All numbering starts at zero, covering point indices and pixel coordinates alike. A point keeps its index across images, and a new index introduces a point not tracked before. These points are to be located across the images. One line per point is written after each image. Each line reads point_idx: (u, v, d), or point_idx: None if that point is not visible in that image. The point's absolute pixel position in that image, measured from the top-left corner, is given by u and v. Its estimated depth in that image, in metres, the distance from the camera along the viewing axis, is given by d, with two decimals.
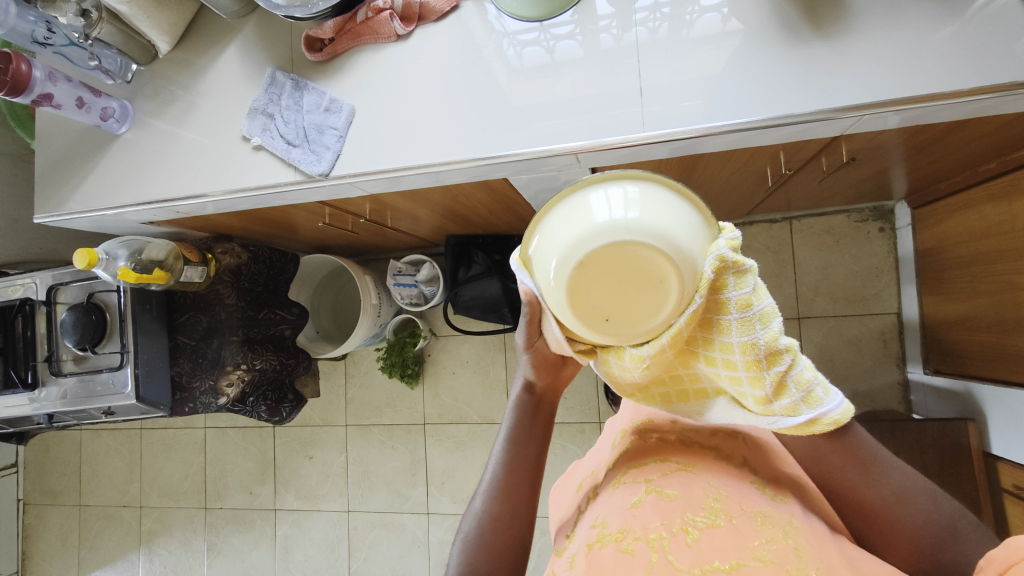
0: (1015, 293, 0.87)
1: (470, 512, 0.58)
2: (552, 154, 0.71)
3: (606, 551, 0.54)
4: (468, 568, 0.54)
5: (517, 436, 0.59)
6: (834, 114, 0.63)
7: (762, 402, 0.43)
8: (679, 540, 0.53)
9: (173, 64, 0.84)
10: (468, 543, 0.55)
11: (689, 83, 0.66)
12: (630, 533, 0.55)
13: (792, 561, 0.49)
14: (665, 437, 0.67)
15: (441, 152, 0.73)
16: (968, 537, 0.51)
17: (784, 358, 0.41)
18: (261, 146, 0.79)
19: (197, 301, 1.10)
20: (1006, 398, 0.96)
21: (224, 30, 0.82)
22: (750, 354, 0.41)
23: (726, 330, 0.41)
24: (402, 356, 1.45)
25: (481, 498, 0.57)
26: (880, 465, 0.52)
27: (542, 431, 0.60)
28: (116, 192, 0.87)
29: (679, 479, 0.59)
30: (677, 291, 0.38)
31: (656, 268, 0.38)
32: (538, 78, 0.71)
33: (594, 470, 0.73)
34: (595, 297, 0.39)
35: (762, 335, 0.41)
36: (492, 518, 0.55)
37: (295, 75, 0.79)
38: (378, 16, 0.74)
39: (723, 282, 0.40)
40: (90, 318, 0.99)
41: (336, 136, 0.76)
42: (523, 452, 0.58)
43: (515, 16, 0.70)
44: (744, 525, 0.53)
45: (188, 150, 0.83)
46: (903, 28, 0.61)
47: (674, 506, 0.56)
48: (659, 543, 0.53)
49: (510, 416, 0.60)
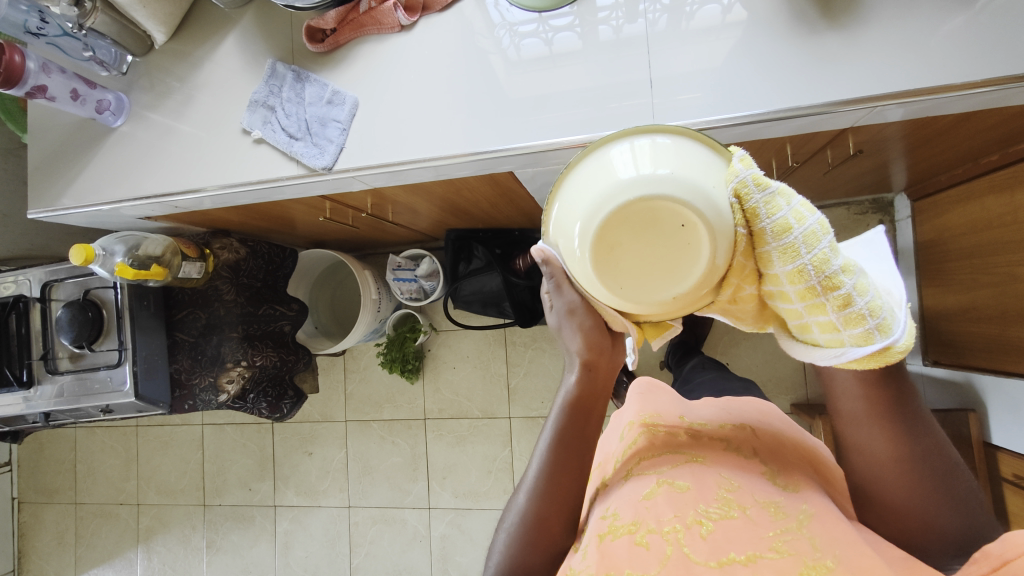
0: (1017, 284, 0.87)
1: (512, 505, 0.58)
2: (558, 147, 0.69)
3: (620, 543, 0.54)
4: (513, 562, 0.55)
5: (561, 442, 0.57)
6: (835, 107, 0.63)
7: (827, 329, 0.40)
8: (694, 532, 0.54)
9: (170, 55, 0.82)
10: (512, 538, 0.56)
11: (696, 72, 0.66)
12: (644, 525, 0.55)
13: (808, 551, 0.50)
14: (675, 431, 0.67)
15: (445, 145, 0.72)
16: (969, 511, 0.48)
17: (842, 283, 0.37)
18: (262, 139, 0.78)
19: (195, 297, 1.08)
20: (1008, 388, 0.97)
21: (222, 21, 0.80)
22: (802, 281, 0.38)
23: (771, 261, 0.39)
24: (403, 351, 1.44)
25: (525, 496, 0.57)
26: (906, 423, 0.48)
27: (592, 426, 0.58)
28: (111, 186, 0.85)
29: (690, 470, 0.60)
30: (648, 183, 0.37)
31: (634, 202, 0.37)
32: (540, 67, 0.70)
33: (605, 458, 0.74)
34: (673, 254, 0.37)
35: (812, 259, 0.37)
36: (535, 520, 0.56)
37: (296, 67, 0.77)
38: (382, 5, 0.72)
39: (757, 210, 0.37)
40: (86, 314, 0.98)
41: (339, 128, 0.75)
42: (570, 450, 0.57)
43: (518, 5, 0.69)
44: (759, 517, 0.54)
45: (186, 143, 0.82)
46: (913, 19, 0.61)
47: (687, 498, 0.57)
48: (673, 535, 0.54)
49: (559, 414, 0.57)
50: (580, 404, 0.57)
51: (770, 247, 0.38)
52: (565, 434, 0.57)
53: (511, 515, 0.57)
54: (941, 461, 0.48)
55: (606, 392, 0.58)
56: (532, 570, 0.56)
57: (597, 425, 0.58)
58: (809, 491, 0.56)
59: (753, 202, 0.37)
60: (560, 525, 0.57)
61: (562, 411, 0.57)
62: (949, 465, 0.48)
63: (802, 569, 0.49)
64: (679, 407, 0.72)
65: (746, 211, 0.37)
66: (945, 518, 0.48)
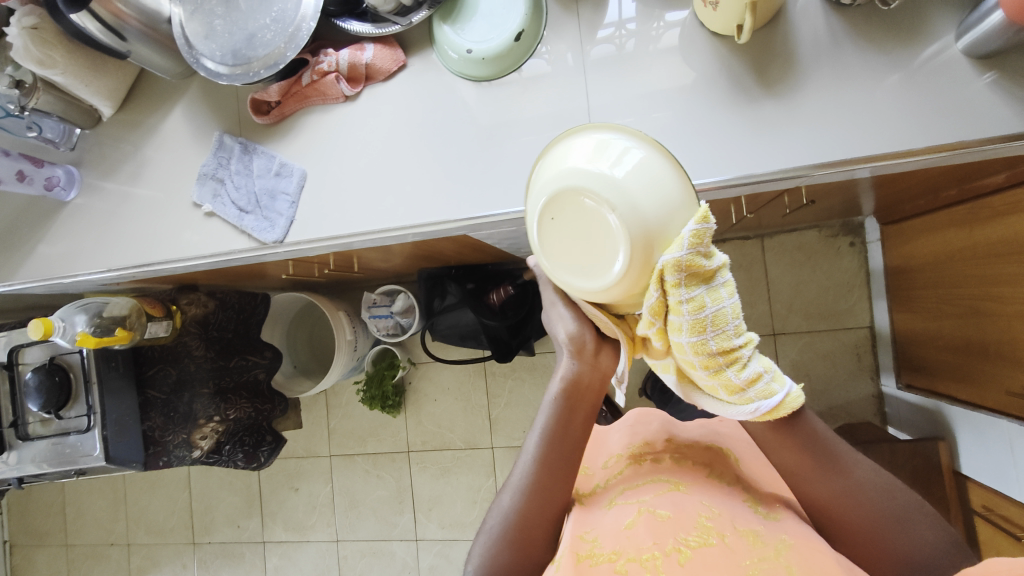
0: (980, 319, 0.87)
1: (496, 506, 0.59)
2: (509, 218, 0.69)
3: (601, 570, 0.53)
4: (492, 563, 0.56)
5: (548, 442, 0.57)
6: (805, 172, 0.60)
7: (733, 392, 0.45)
8: (672, 559, 0.53)
9: (119, 128, 0.82)
10: (493, 542, 0.56)
11: (654, 94, 0.64)
12: (623, 554, 0.54)
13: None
14: (662, 459, 0.65)
15: (394, 217, 0.72)
16: (915, 522, 0.50)
17: (742, 352, 0.44)
18: (213, 212, 0.77)
19: (165, 354, 1.08)
20: (974, 418, 0.96)
21: (169, 92, 0.80)
22: (708, 350, 0.43)
23: (682, 330, 0.42)
24: (382, 388, 1.43)
25: (510, 495, 0.58)
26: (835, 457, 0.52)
27: (580, 423, 0.58)
28: (65, 261, 0.85)
29: (670, 498, 0.59)
30: (569, 180, 0.40)
31: (556, 202, 0.41)
32: (493, 139, 0.69)
33: (589, 469, 0.71)
34: (604, 244, 0.40)
35: (718, 337, 0.42)
36: (520, 521, 0.57)
37: (243, 139, 0.76)
38: (324, 78, 0.71)
39: (673, 285, 0.40)
40: (53, 379, 0.98)
41: (288, 202, 0.74)
42: (558, 448, 0.57)
43: (466, 78, 0.69)
44: (736, 545, 0.54)
45: (138, 216, 0.81)
46: (855, 88, 0.59)
47: (666, 526, 0.56)
48: (652, 562, 0.53)
49: (551, 409, 0.57)
50: (568, 394, 0.57)
51: (682, 317, 0.41)
52: (552, 430, 0.57)
53: (493, 512, 0.58)
54: (881, 489, 0.51)
55: (594, 393, 0.57)
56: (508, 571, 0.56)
57: (585, 425, 0.58)
58: (787, 520, 0.57)
59: (671, 280, 0.40)
60: (542, 527, 0.57)
61: (551, 410, 0.57)
62: (887, 486, 0.52)
63: None
64: (667, 429, 0.71)
65: (664, 281, 0.40)
66: (889, 533, 0.50)
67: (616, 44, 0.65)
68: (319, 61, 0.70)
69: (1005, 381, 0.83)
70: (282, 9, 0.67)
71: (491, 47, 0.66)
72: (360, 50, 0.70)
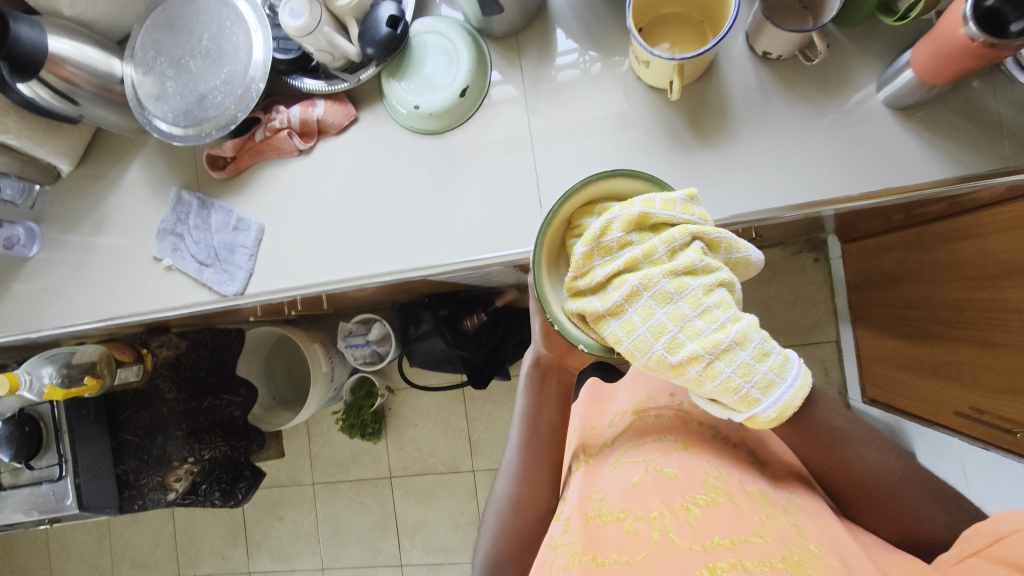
0: (930, 340, 0.90)
1: (495, 495, 0.63)
2: (462, 267, 0.70)
3: (609, 529, 0.53)
4: (494, 547, 0.60)
5: (530, 424, 0.64)
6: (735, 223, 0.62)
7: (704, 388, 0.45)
8: (681, 518, 0.51)
9: (78, 183, 0.83)
10: (496, 527, 0.61)
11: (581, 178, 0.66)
12: (631, 513, 0.54)
13: (793, 539, 0.47)
14: (664, 416, 0.66)
15: (351, 268, 0.73)
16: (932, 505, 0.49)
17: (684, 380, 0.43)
18: (173, 266, 0.78)
19: (137, 398, 1.09)
20: (930, 434, 0.99)
21: (127, 148, 0.81)
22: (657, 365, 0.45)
23: None
24: (360, 418, 1.46)
25: (504, 482, 0.63)
26: (841, 438, 0.51)
27: (554, 406, 0.64)
28: (26, 316, 0.85)
29: (679, 458, 0.58)
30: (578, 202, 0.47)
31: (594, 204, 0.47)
32: (445, 190, 0.70)
33: (594, 428, 0.73)
34: None
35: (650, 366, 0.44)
36: (516, 503, 0.61)
37: (201, 193, 0.77)
38: (277, 134, 0.72)
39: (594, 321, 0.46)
40: (24, 429, 0.98)
41: (246, 255, 0.75)
42: (538, 430, 0.63)
43: (416, 130, 0.71)
44: (746, 505, 0.51)
45: (100, 271, 0.82)
46: (785, 138, 0.61)
47: (675, 486, 0.55)
48: (660, 521, 0.51)
49: (526, 397, 0.65)
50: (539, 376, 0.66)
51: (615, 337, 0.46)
52: (532, 414, 0.64)
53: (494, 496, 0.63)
54: (887, 486, 0.50)
55: (562, 379, 0.66)
56: (512, 552, 0.61)
57: (559, 407, 0.65)
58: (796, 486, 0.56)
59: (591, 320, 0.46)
60: (536, 506, 0.62)
61: (527, 396, 0.65)
62: (887, 480, 0.50)
63: (787, 553, 0.46)
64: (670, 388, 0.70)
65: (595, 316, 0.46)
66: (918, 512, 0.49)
67: (558, 98, 0.67)
68: (271, 118, 0.72)
69: (952, 402, 0.86)
70: (232, 72, 0.68)
71: (438, 102, 0.67)
72: (312, 105, 0.71)
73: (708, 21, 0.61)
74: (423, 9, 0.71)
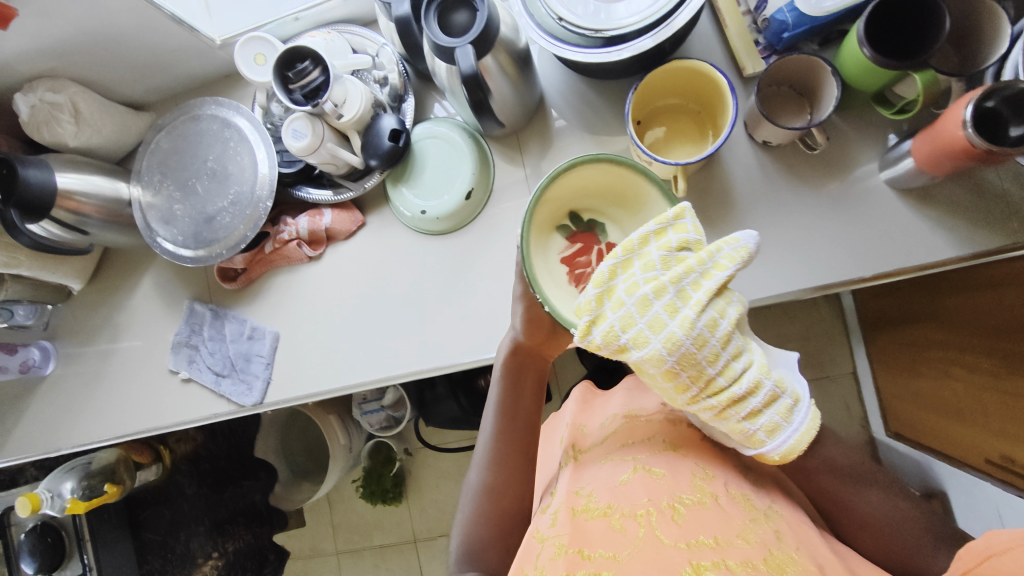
0: (952, 384, 0.89)
1: (467, 486, 0.59)
2: (480, 364, 0.70)
3: (594, 524, 0.50)
4: (469, 544, 0.56)
5: (504, 409, 0.61)
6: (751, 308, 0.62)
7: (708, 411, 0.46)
8: (667, 517, 0.48)
9: (91, 300, 0.83)
10: (468, 521, 0.57)
11: None
12: (618, 509, 0.51)
13: (776, 543, 0.45)
14: (655, 419, 0.61)
15: (368, 372, 0.73)
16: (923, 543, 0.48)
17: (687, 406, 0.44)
18: (190, 378, 0.78)
19: (158, 495, 1.09)
20: (962, 475, 0.97)
21: (139, 262, 0.81)
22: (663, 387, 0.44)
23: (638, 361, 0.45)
24: (381, 484, 1.44)
25: (475, 473, 0.59)
26: (855, 478, 0.50)
27: (529, 389, 0.62)
28: (43, 437, 0.84)
29: (667, 458, 0.55)
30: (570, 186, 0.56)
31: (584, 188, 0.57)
32: (458, 288, 0.70)
33: (584, 427, 0.67)
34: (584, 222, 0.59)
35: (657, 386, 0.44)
36: (486, 493, 0.57)
37: (214, 304, 0.78)
38: (286, 245, 0.73)
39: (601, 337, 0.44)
40: (46, 540, 0.98)
41: (263, 364, 0.75)
42: (511, 418, 0.60)
43: (424, 231, 0.71)
44: (732, 507, 0.49)
45: (116, 386, 0.81)
46: (793, 222, 0.61)
47: (663, 485, 0.51)
48: (647, 519, 0.49)
49: (499, 382, 0.62)
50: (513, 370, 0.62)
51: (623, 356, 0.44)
52: (507, 397, 0.61)
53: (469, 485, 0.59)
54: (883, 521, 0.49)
55: (536, 362, 0.63)
56: (486, 549, 0.55)
57: (534, 394, 0.62)
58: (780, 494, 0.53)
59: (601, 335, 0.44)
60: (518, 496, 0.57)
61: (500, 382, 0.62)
62: (889, 518, 0.49)
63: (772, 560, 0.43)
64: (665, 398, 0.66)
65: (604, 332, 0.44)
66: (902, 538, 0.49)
67: None
68: (280, 230, 0.72)
69: (982, 450, 0.84)
70: (239, 191, 0.69)
71: (444, 206, 0.68)
72: (319, 215, 0.72)
73: (705, 109, 0.62)
74: (422, 114, 0.72)
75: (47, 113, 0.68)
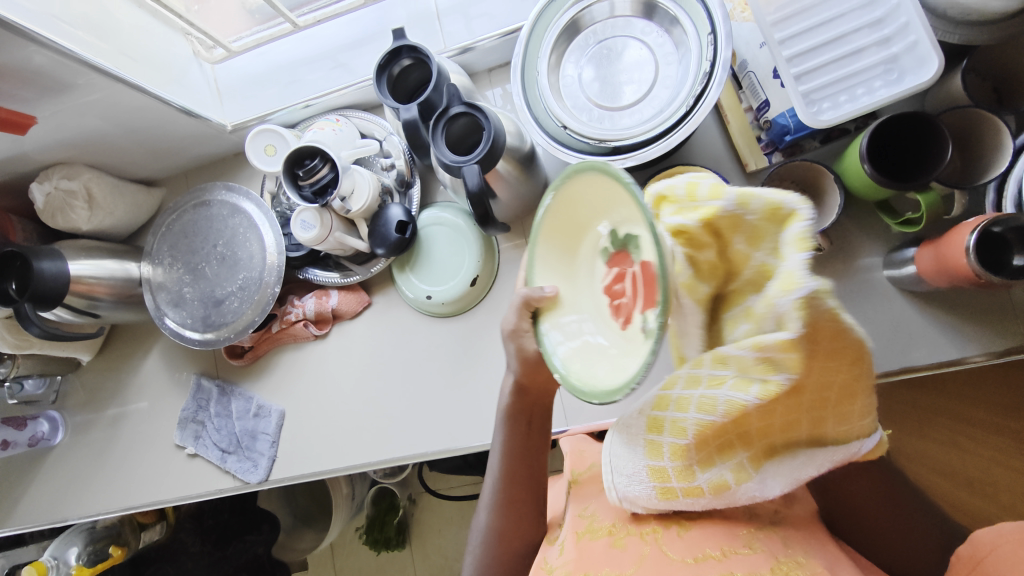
0: None
1: (476, 526, 0.57)
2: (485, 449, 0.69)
3: (597, 544, 0.46)
4: None
5: (513, 455, 0.54)
6: None
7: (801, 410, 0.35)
8: (669, 530, 0.42)
9: (100, 372, 0.84)
10: (481, 564, 0.55)
11: None
12: (621, 525, 0.45)
13: (786, 552, 0.38)
14: None
15: (373, 452, 0.72)
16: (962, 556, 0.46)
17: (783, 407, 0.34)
18: (196, 454, 0.78)
19: (162, 553, 1.09)
20: None
21: (148, 334, 0.83)
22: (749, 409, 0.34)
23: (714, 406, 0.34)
24: (384, 532, 1.43)
25: (483, 514, 0.55)
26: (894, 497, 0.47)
27: (538, 432, 0.55)
28: (50, 506, 0.84)
29: None
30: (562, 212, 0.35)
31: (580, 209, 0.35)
32: (463, 370, 0.71)
33: (584, 449, 0.61)
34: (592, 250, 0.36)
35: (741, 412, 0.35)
36: (496, 537, 0.54)
37: (221, 379, 0.78)
38: (294, 325, 0.74)
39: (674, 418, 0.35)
40: None
41: (268, 441, 0.75)
42: (522, 464, 0.54)
43: (429, 313, 0.72)
44: (736, 513, 0.42)
45: (123, 459, 0.82)
46: None
47: None
48: (650, 534, 0.42)
49: (501, 428, 0.55)
50: (517, 414, 0.54)
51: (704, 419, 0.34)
52: (517, 443, 0.54)
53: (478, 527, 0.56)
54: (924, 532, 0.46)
55: (542, 400, 0.55)
56: None
57: (540, 433, 0.55)
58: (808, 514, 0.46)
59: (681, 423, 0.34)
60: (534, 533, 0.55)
61: (503, 427, 0.55)
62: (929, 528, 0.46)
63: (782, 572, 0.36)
64: None
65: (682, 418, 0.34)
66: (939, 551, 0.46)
67: None
68: (287, 311, 0.73)
69: None
70: (247, 277, 0.70)
71: (449, 291, 0.69)
72: (326, 296, 0.73)
73: None
74: (429, 197, 0.73)
75: (61, 200, 0.69)
